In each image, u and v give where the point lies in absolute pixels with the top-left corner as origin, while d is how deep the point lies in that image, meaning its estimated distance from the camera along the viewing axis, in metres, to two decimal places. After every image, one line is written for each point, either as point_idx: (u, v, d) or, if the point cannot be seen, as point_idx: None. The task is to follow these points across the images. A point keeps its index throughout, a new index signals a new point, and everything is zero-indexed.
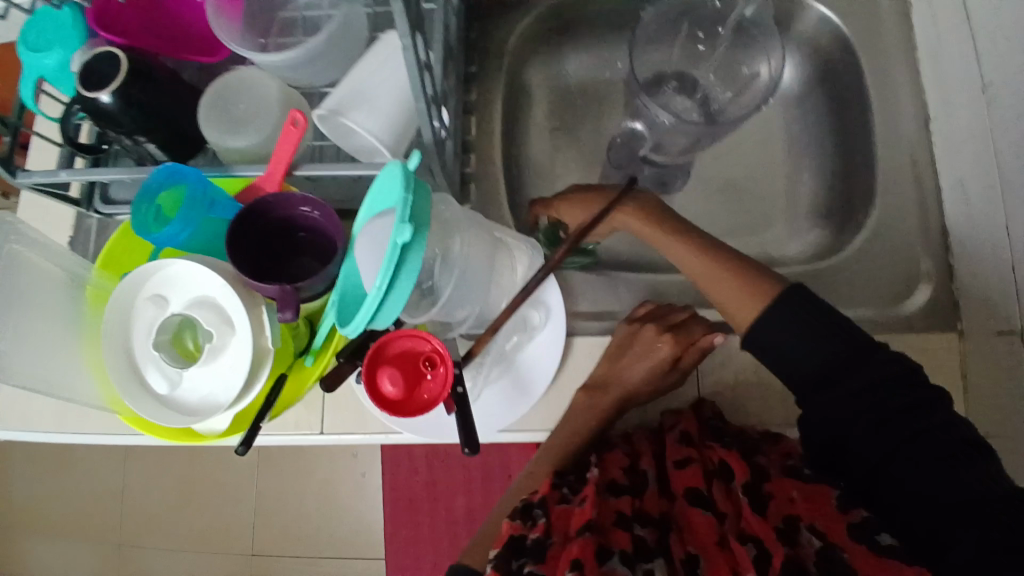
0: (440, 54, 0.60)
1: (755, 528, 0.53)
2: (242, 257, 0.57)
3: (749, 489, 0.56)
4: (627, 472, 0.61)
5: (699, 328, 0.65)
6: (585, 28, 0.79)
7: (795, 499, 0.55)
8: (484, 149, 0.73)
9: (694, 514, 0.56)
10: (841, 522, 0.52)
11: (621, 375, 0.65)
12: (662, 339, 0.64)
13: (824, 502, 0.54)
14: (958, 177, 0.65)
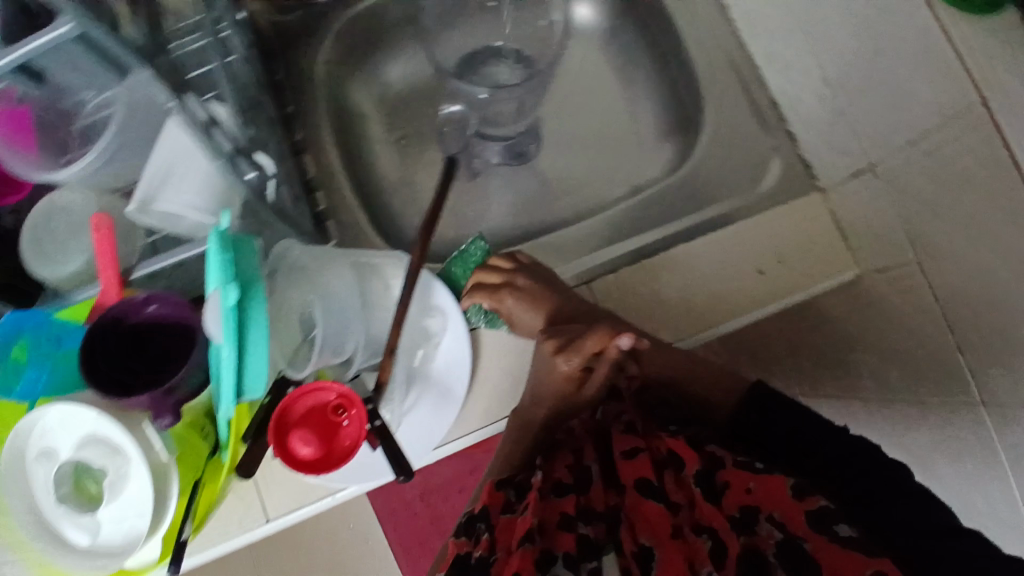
0: (234, 109, 0.57)
1: (709, 517, 0.52)
2: (102, 378, 0.55)
3: (704, 478, 0.55)
4: (572, 472, 0.60)
5: (592, 339, 0.62)
6: (390, 34, 0.77)
7: (752, 488, 0.53)
8: (329, 184, 0.71)
9: (645, 503, 0.54)
10: (800, 512, 0.50)
11: (539, 399, 0.64)
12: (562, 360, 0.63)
13: (785, 492, 0.52)
14: (768, 49, 0.69)
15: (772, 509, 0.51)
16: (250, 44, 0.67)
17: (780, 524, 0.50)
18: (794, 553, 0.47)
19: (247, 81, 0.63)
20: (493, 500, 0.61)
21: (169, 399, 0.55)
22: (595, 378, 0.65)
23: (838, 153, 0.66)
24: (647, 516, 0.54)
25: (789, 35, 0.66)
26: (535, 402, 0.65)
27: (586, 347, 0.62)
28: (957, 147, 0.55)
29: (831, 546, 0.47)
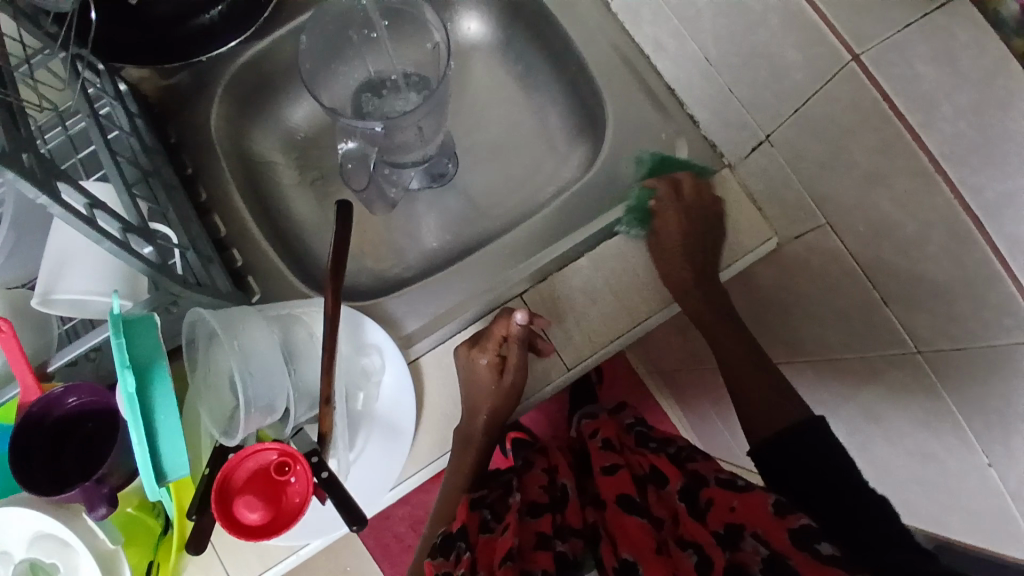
0: (123, 184, 0.56)
1: (693, 533, 0.60)
2: (31, 480, 0.51)
3: (685, 498, 0.65)
4: (547, 493, 0.71)
5: (498, 324, 0.65)
6: (282, 79, 0.77)
7: (735, 508, 0.60)
8: (243, 239, 0.69)
9: (632, 521, 0.62)
10: (784, 530, 0.55)
11: (474, 411, 0.69)
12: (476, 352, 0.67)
13: (766, 511, 0.58)
14: (653, 38, 0.71)
15: (754, 525, 0.58)
16: (136, 114, 0.67)
17: (763, 539, 0.56)
18: (775, 565, 0.52)
19: (136, 152, 0.63)
20: (470, 520, 0.68)
21: (103, 490, 0.50)
22: (511, 367, 0.66)
23: (733, 126, 0.67)
24: (627, 530, 0.62)
25: (665, 20, 0.68)
26: (471, 413, 0.68)
27: (497, 336, 0.65)
28: (829, 107, 0.55)
29: (811, 561, 0.51)
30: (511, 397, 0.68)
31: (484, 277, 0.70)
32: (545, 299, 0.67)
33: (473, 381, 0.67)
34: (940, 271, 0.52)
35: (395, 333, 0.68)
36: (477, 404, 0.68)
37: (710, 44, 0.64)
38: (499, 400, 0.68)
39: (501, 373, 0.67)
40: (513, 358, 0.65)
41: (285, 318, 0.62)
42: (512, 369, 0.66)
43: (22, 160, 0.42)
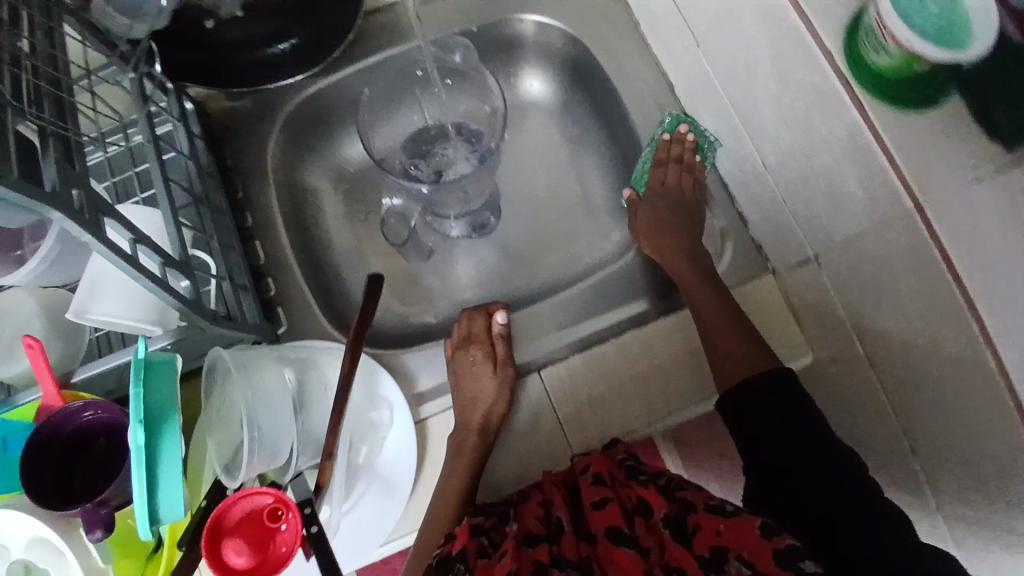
0: (171, 213, 0.57)
1: (679, 560, 0.53)
2: (39, 489, 0.52)
3: (674, 526, 0.55)
4: (541, 519, 0.58)
5: (477, 322, 0.73)
6: (342, 116, 0.78)
7: (722, 531, 0.52)
8: (278, 269, 0.71)
9: (622, 553, 0.54)
10: (768, 551, 0.47)
11: (465, 410, 0.66)
12: (471, 354, 0.69)
13: (753, 532, 0.50)
14: (713, 130, 0.71)
15: (741, 549, 0.50)
16: (197, 134, 0.68)
17: (749, 564, 0.48)
18: None
19: (190, 176, 0.65)
20: (469, 543, 0.55)
21: (102, 511, 0.51)
22: (500, 358, 0.69)
23: (779, 233, 0.66)
24: (617, 562, 0.54)
25: (727, 115, 0.67)
26: (463, 412, 0.66)
27: (480, 333, 0.71)
28: (881, 248, 0.53)
29: None
30: (503, 394, 0.67)
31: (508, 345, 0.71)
32: (563, 382, 0.67)
33: (463, 379, 0.68)
34: (983, 442, 0.48)
35: (409, 390, 0.68)
36: (467, 402, 0.66)
37: (767, 149, 0.63)
38: (496, 396, 0.66)
39: (492, 366, 0.68)
40: (500, 351, 0.70)
41: (304, 364, 0.63)
42: (501, 363, 0.69)
43: (72, 200, 0.43)
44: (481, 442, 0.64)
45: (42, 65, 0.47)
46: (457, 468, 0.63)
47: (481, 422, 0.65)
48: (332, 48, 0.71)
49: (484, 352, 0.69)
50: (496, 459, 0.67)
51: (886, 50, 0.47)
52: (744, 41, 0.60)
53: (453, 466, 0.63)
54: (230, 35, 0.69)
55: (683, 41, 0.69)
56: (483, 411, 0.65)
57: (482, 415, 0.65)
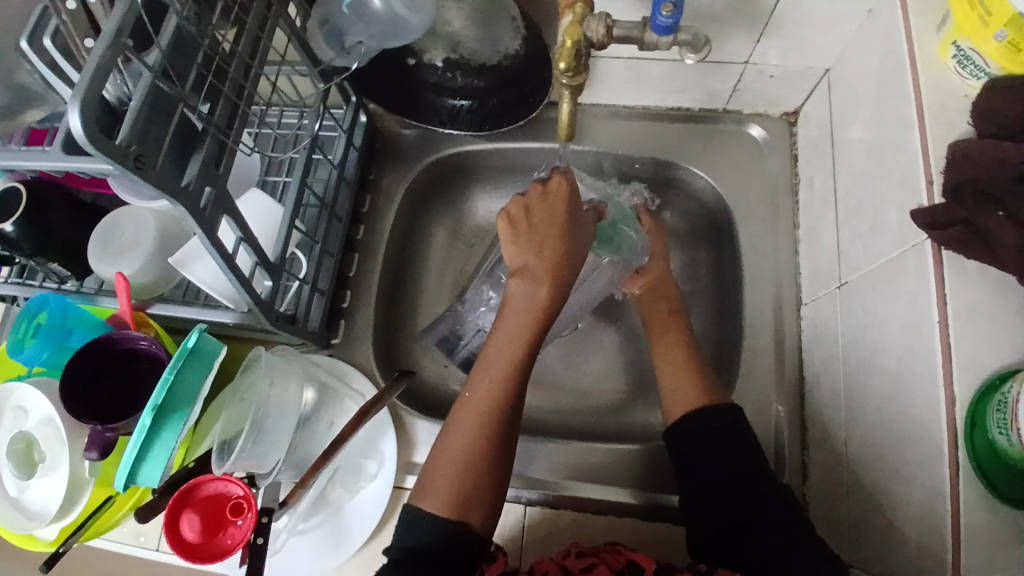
0: (292, 214, 0.63)
1: None
2: (73, 387, 0.58)
3: None
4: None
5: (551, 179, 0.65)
6: (488, 173, 0.82)
7: None
8: (361, 286, 0.75)
9: None
10: None
11: (546, 245, 0.56)
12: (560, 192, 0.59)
13: None
14: (815, 370, 0.67)
15: None
16: (356, 146, 0.74)
17: None
18: None
19: (328, 182, 0.71)
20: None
21: (106, 435, 0.57)
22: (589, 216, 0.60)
23: (832, 519, 0.61)
24: None
25: (834, 370, 0.63)
26: (542, 248, 0.56)
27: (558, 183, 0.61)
28: None
29: None
30: (582, 235, 0.58)
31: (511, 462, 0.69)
32: (543, 523, 0.66)
33: (535, 209, 0.58)
34: None
35: (405, 454, 0.69)
36: (553, 233, 0.57)
37: (856, 431, 0.58)
38: (580, 256, 0.57)
39: (577, 204, 0.60)
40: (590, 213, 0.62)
41: (328, 394, 0.67)
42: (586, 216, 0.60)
43: (199, 196, 0.49)
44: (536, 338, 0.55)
45: (232, 70, 0.52)
46: (519, 337, 0.55)
47: (563, 278, 0.55)
48: (502, 125, 0.74)
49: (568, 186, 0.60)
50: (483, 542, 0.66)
51: (1013, 436, 0.42)
52: (881, 321, 0.55)
53: (508, 347, 0.55)
54: (426, 75, 0.72)
55: (828, 269, 0.66)
56: (563, 248, 0.56)
57: (565, 271, 0.56)
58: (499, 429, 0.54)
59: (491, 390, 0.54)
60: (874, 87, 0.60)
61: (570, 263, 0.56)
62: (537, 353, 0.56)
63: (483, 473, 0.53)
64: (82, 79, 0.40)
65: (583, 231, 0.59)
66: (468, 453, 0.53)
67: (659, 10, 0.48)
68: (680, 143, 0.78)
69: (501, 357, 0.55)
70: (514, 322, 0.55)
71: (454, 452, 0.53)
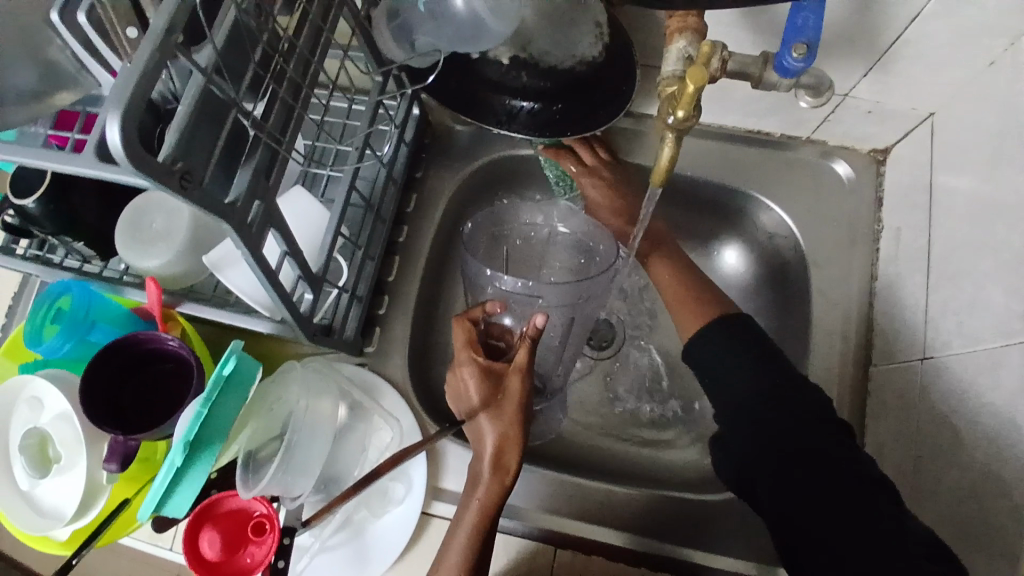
0: (337, 220, 0.58)
1: None
2: (94, 388, 0.54)
3: None
4: None
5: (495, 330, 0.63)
6: (539, 181, 0.76)
7: None
8: (398, 294, 0.70)
9: None
10: None
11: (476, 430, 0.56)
12: (469, 359, 0.57)
13: None
14: (880, 437, 0.62)
15: None
16: (406, 142, 0.68)
17: None
18: None
19: (375, 183, 0.65)
20: None
21: (128, 444, 0.53)
22: (514, 363, 0.55)
23: None
24: None
25: (906, 445, 0.58)
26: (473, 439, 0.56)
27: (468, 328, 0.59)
28: None
29: None
30: (511, 397, 0.55)
31: (520, 493, 0.65)
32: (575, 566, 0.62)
33: (461, 392, 0.58)
34: None
35: (432, 478, 0.65)
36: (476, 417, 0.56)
37: (924, 515, 0.54)
38: (507, 417, 0.54)
39: (491, 366, 0.57)
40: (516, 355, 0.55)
41: (360, 413, 0.63)
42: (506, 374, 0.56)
43: (246, 213, 0.43)
44: (487, 519, 0.53)
45: (293, 70, 0.46)
46: (464, 516, 0.54)
47: (492, 449, 0.54)
48: (562, 133, 0.65)
49: (471, 351, 0.58)
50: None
51: None
52: (971, 408, 0.50)
53: (452, 535, 0.54)
54: (489, 73, 0.66)
55: (907, 333, 0.61)
56: (486, 431, 0.55)
57: (491, 445, 0.54)
58: None
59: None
60: (993, 144, 0.53)
61: (504, 438, 0.54)
62: (492, 531, 0.53)
63: None
64: (126, 84, 0.34)
65: (505, 392, 0.55)
66: None
67: (788, 50, 0.42)
68: (752, 171, 0.72)
69: (446, 543, 0.54)
70: (460, 513, 0.54)
71: None
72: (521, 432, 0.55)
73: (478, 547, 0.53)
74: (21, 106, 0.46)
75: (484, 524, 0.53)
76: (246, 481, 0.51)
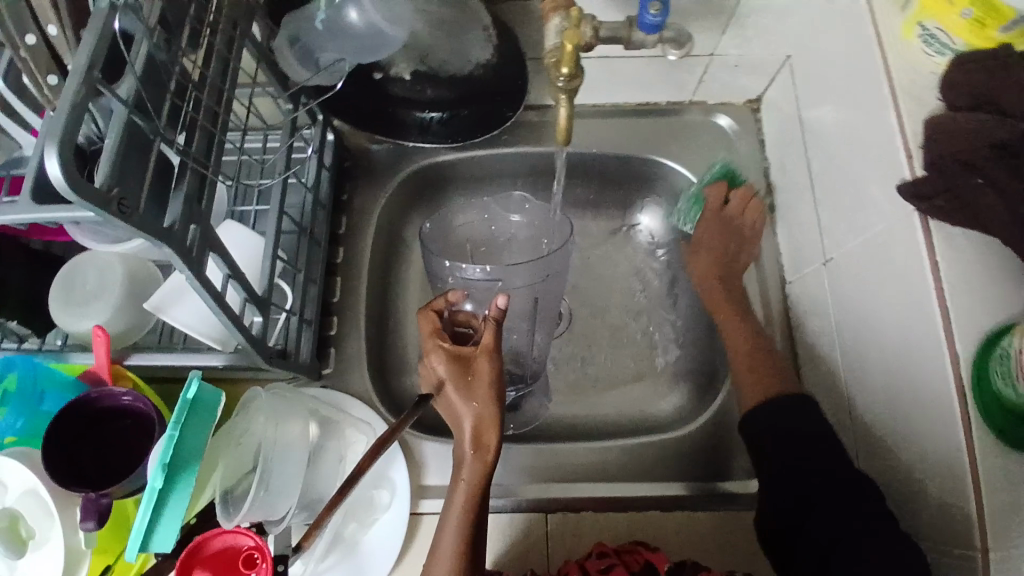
0: (272, 243, 0.60)
1: None
2: (54, 455, 0.54)
3: None
4: None
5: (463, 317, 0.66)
6: (461, 184, 0.81)
7: None
8: (347, 311, 0.72)
9: None
10: None
11: (453, 416, 0.57)
12: (437, 351, 0.59)
13: None
14: (809, 345, 0.69)
15: None
16: (327, 166, 0.71)
17: None
18: None
19: (304, 208, 0.68)
20: None
21: (101, 502, 0.52)
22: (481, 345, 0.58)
23: None
24: None
25: (831, 344, 0.65)
26: (454, 425, 0.57)
27: (432, 322, 0.62)
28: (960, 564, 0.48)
29: None
30: (484, 378, 0.57)
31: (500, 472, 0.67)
32: (567, 526, 0.65)
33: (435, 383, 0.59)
34: None
35: (415, 478, 0.67)
36: (451, 404, 0.57)
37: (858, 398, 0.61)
38: (480, 398, 0.56)
39: (459, 353, 0.59)
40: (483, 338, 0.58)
41: (332, 428, 0.64)
42: (475, 357, 0.58)
43: (186, 235, 0.45)
44: (474, 502, 0.54)
45: (207, 100, 0.49)
46: (453, 502, 0.54)
47: (471, 430, 0.55)
48: (476, 135, 0.72)
49: (438, 342, 0.60)
50: (508, 550, 0.63)
51: (1019, 387, 0.43)
52: (875, 291, 0.57)
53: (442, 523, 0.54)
54: (395, 89, 0.71)
55: (811, 247, 0.68)
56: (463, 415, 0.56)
57: (469, 428, 0.55)
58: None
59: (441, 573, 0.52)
60: (840, 68, 0.62)
61: (483, 420, 0.56)
62: (482, 511, 0.54)
63: None
64: (55, 120, 0.36)
65: (475, 374, 0.57)
66: None
67: (647, 8, 0.49)
68: (651, 138, 0.79)
69: (438, 531, 0.55)
70: (448, 500, 0.55)
71: None
72: (496, 411, 0.56)
73: (469, 527, 0.53)
74: None
75: (473, 507, 0.54)
76: (228, 512, 0.53)
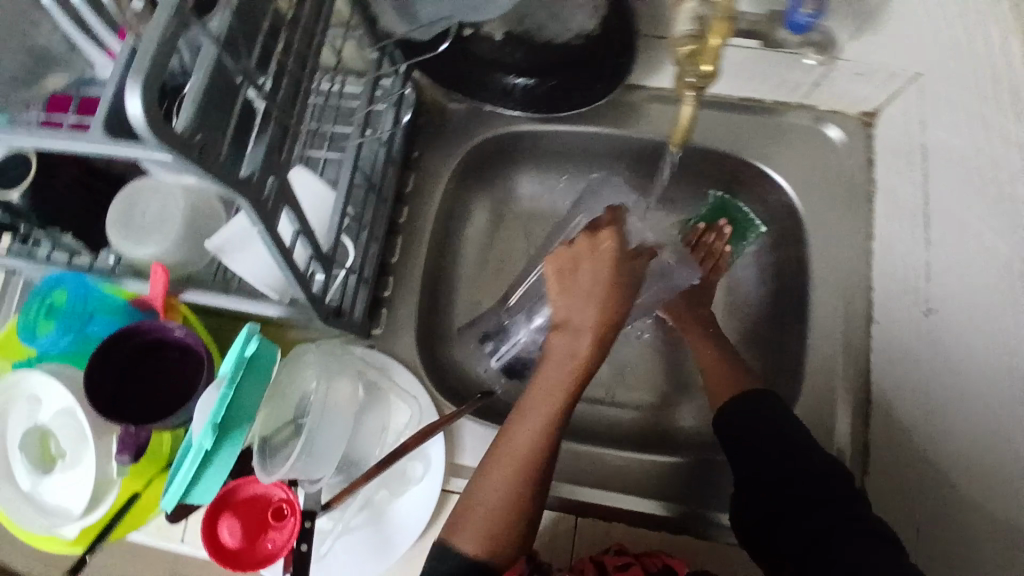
0: (343, 198, 0.57)
1: None
2: (100, 380, 0.54)
3: None
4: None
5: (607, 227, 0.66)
6: (536, 156, 0.76)
7: None
8: (403, 273, 0.69)
9: None
10: None
11: (589, 300, 0.54)
12: (604, 241, 0.57)
13: None
14: None
15: None
16: (404, 120, 0.67)
17: None
18: None
19: (375, 162, 0.65)
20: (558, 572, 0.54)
21: (138, 437, 0.53)
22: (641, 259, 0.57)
23: None
24: None
25: (913, 393, 0.60)
26: (582, 307, 0.54)
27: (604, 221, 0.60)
28: None
29: None
30: (630, 289, 0.56)
31: None
32: (596, 530, 0.63)
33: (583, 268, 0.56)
34: None
35: (450, 457, 0.65)
36: (597, 289, 0.54)
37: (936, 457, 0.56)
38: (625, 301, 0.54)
39: (623, 253, 0.57)
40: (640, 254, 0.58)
41: (377, 394, 0.63)
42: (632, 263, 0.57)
43: (263, 187, 0.42)
44: (576, 386, 0.53)
45: (297, 43, 0.45)
46: (557, 378, 0.53)
47: (598, 321, 0.53)
48: (561, 108, 0.67)
49: (608, 236, 0.57)
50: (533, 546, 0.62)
51: None
52: None
53: (545, 388, 0.53)
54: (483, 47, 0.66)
55: (906, 286, 0.63)
56: (606, 305, 0.54)
57: (598, 314, 0.53)
58: (539, 460, 0.52)
59: (523, 442, 0.52)
60: None
61: (615, 316, 0.54)
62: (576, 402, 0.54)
63: (519, 518, 0.51)
64: (142, 52, 0.33)
65: (628, 280, 0.55)
66: (506, 499, 0.51)
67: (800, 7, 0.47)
68: (753, 139, 0.71)
69: (532, 398, 0.53)
70: (549, 375, 0.53)
71: (487, 510, 0.51)
72: (621, 322, 0.55)
73: (563, 407, 0.53)
74: (14, 90, 0.44)
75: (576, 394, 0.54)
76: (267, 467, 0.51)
